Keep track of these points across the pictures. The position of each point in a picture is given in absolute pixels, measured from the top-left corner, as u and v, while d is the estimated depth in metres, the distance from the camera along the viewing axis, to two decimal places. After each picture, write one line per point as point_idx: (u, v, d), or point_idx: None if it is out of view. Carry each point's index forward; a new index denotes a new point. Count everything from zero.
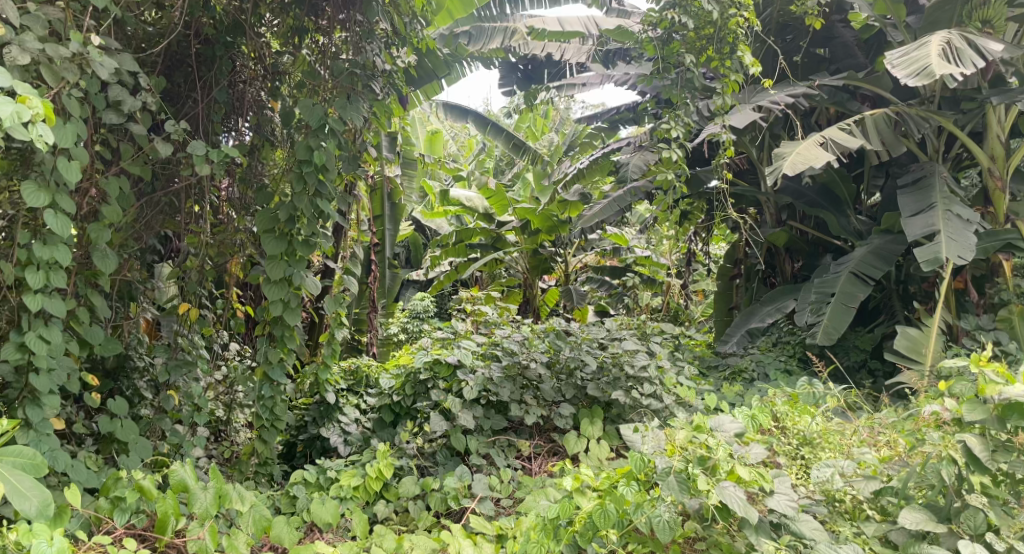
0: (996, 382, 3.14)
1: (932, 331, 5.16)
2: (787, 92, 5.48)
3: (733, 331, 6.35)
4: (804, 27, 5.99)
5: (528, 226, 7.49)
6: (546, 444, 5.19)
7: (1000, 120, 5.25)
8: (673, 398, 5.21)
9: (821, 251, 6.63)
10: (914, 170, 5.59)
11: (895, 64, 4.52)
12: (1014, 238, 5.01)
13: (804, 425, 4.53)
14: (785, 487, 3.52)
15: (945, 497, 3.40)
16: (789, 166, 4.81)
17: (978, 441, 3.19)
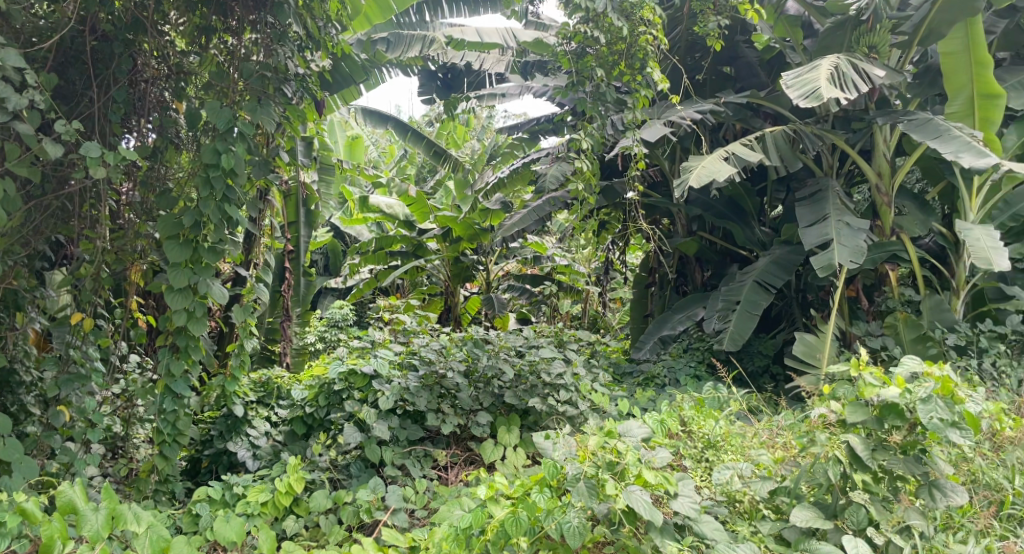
0: (874, 385, 3.45)
1: (828, 336, 5.46)
2: (696, 108, 5.68)
3: (646, 339, 6.59)
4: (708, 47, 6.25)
5: (449, 233, 7.33)
6: (463, 453, 5.20)
7: (887, 139, 5.61)
8: (588, 404, 5.29)
9: (729, 260, 6.90)
10: (811, 184, 5.91)
11: (788, 84, 4.78)
12: (898, 249, 5.39)
13: (709, 428, 4.71)
14: (689, 490, 3.64)
15: (832, 495, 3.63)
16: (694, 179, 5.05)
17: (860, 441, 3.48)
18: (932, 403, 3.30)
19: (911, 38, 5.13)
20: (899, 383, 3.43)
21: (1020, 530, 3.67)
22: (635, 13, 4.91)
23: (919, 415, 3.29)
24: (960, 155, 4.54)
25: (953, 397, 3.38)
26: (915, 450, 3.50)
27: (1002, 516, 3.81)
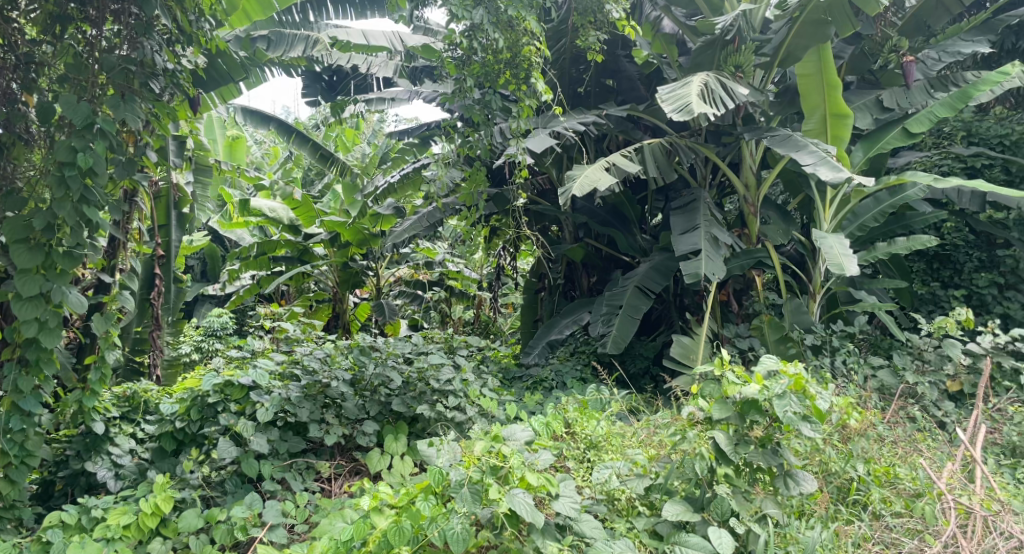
0: (735, 383, 3.71)
1: (702, 339, 5.77)
2: (579, 120, 5.85)
3: (535, 343, 6.67)
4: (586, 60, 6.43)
5: (338, 238, 7.16)
6: (347, 464, 5.07)
7: (753, 153, 6.01)
8: (476, 409, 5.30)
9: (613, 266, 7.15)
10: (685, 194, 6.25)
11: (663, 98, 5.02)
12: (763, 256, 5.79)
13: (591, 429, 4.87)
14: (569, 491, 3.72)
15: (699, 489, 3.84)
16: (578, 188, 5.20)
17: (724, 437, 3.72)
18: (786, 399, 3.60)
19: (772, 59, 5.57)
20: (758, 381, 3.69)
21: (863, 514, 4.05)
22: (517, 24, 5.01)
23: (776, 409, 3.59)
24: (816, 169, 4.93)
25: (803, 392, 3.69)
26: (770, 443, 3.81)
27: (848, 501, 4.18)
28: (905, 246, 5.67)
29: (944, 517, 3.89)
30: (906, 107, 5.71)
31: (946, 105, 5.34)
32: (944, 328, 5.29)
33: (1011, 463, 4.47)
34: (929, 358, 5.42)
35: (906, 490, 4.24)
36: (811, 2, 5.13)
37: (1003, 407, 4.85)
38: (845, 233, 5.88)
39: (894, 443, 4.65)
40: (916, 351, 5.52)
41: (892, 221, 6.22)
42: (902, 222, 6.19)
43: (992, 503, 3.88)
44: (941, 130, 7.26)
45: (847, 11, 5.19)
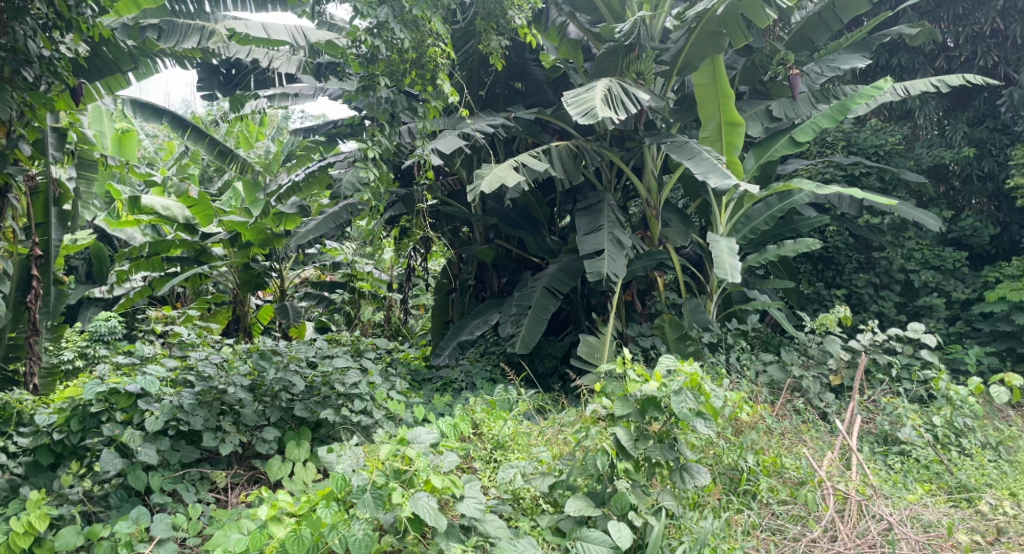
0: (635, 381, 3.82)
1: (607, 338, 5.91)
2: (487, 121, 5.84)
3: (445, 344, 6.59)
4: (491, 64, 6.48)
5: (238, 238, 6.86)
6: (246, 473, 4.88)
7: (654, 158, 6.22)
8: (384, 412, 5.18)
9: (524, 267, 7.21)
10: (591, 196, 6.40)
11: (568, 102, 5.10)
12: (663, 258, 6.09)
13: (498, 429, 4.87)
14: (474, 492, 3.72)
15: (600, 484, 3.93)
16: (486, 183, 5.22)
17: (625, 433, 3.84)
18: (682, 395, 3.73)
19: (671, 68, 5.76)
20: (658, 378, 3.81)
21: (752, 503, 4.26)
22: (422, 24, 4.99)
23: (673, 405, 3.72)
24: (708, 176, 5.16)
25: (698, 389, 3.85)
26: (668, 438, 3.95)
27: (739, 491, 4.38)
28: (793, 248, 6.00)
29: (824, 503, 4.15)
30: (792, 117, 6.06)
31: (827, 116, 5.70)
32: (826, 325, 5.64)
33: (883, 450, 4.83)
34: (813, 354, 5.72)
35: (791, 479, 4.49)
36: (706, 15, 5.33)
37: (878, 398, 5.23)
38: (739, 236, 6.17)
39: (782, 434, 4.92)
40: (802, 347, 5.86)
41: (781, 225, 6.58)
42: (789, 226, 6.56)
43: (865, 488, 4.17)
44: (825, 140, 7.72)
45: (739, 23, 5.41)
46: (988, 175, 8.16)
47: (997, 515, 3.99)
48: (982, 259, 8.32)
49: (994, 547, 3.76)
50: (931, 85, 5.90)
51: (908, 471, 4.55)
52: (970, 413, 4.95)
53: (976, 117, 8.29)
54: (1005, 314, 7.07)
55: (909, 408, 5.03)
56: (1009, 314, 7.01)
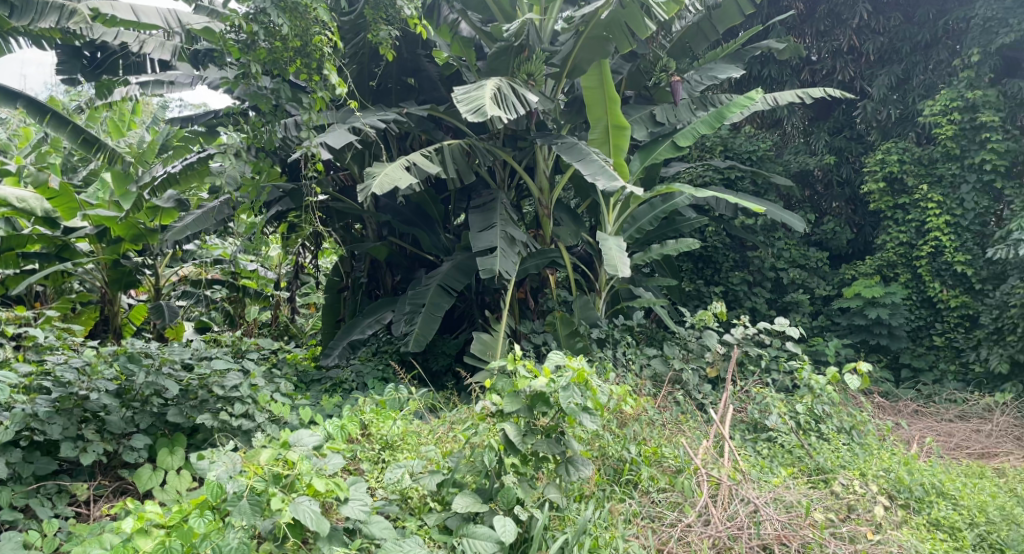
0: (526, 377, 3.85)
1: (500, 336, 5.92)
2: (378, 117, 5.72)
3: (335, 344, 6.42)
4: (382, 57, 6.37)
5: (105, 233, 6.24)
6: (111, 484, 4.54)
7: (546, 157, 6.32)
8: (267, 415, 4.80)
9: (417, 265, 7.15)
10: (484, 195, 6.42)
11: (458, 99, 5.06)
12: (555, 256, 6.21)
13: (387, 429, 4.66)
14: (359, 493, 3.60)
15: (488, 480, 3.94)
16: (377, 185, 5.06)
17: (514, 428, 3.88)
18: (570, 390, 3.82)
19: (560, 70, 5.87)
20: (546, 374, 3.87)
21: (633, 492, 4.40)
22: (306, 12, 4.80)
23: (561, 400, 3.79)
24: (597, 177, 5.31)
25: (585, 384, 3.94)
26: (555, 432, 4.01)
27: (621, 481, 4.50)
28: (675, 247, 6.30)
29: (699, 489, 4.36)
30: (674, 121, 6.33)
31: (705, 123, 5.96)
32: (704, 320, 5.98)
33: (753, 437, 5.14)
34: (692, 347, 6.04)
35: (670, 467, 4.66)
36: (592, 20, 5.46)
37: (749, 388, 5.56)
38: (626, 235, 6.38)
39: (663, 425, 5.12)
40: (682, 341, 6.17)
41: (665, 225, 6.87)
42: (673, 226, 6.87)
43: (735, 473, 4.44)
44: (704, 144, 8.14)
45: (624, 31, 5.56)
46: (846, 181, 8.89)
47: (848, 494, 4.33)
48: (841, 259, 9.02)
49: (845, 524, 4.09)
50: (797, 96, 6.32)
51: (774, 456, 4.89)
52: (827, 400, 5.35)
53: (836, 127, 9.02)
54: (859, 309, 7.85)
55: (776, 397, 5.35)
56: (863, 308, 7.79)
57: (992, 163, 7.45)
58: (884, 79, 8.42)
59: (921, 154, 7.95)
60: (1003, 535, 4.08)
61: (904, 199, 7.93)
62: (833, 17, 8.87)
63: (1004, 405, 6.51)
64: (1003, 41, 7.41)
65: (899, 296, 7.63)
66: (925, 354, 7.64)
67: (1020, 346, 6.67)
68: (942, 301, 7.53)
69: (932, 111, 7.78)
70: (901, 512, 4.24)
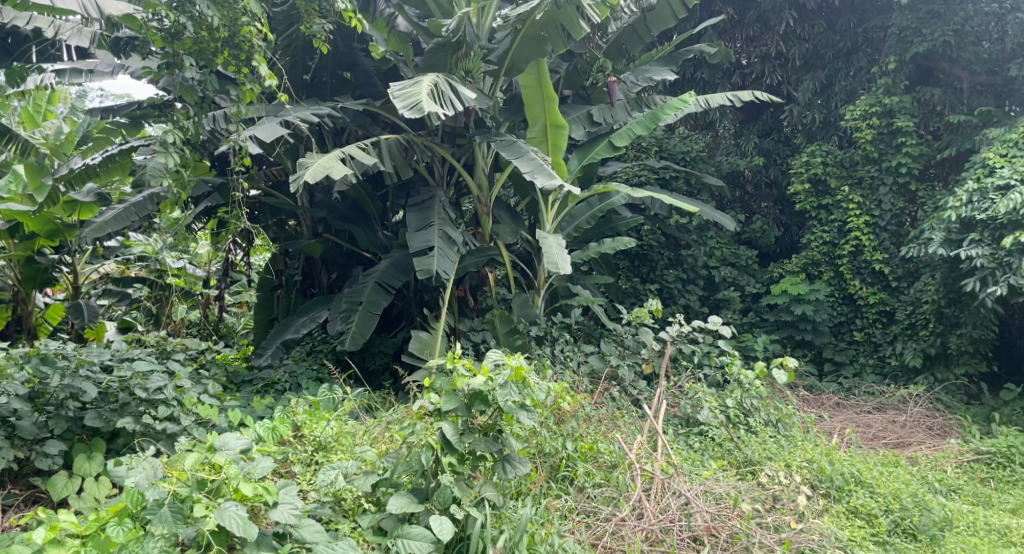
0: (463, 375, 3.82)
1: (438, 334, 5.87)
2: (312, 110, 5.59)
3: (268, 343, 6.27)
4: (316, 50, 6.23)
5: (18, 227, 5.93)
6: (23, 493, 4.28)
7: (484, 155, 6.30)
8: (193, 418, 4.60)
9: (354, 263, 7.03)
10: (422, 192, 6.37)
11: (394, 95, 4.99)
12: (494, 254, 6.20)
13: (320, 430, 4.52)
14: (290, 497, 3.49)
15: (424, 479, 3.88)
16: (310, 177, 4.95)
17: (451, 427, 3.81)
18: (508, 388, 3.81)
19: (498, 68, 5.86)
20: (484, 372, 3.84)
21: (569, 488, 4.42)
22: (235, 1, 4.63)
23: (498, 398, 3.78)
24: (535, 175, 5.33)
25: (523, 382, 3.93)
26: (493, 431, 3.97)
27: (558, 477, 4.50)
28: (612, 246, 6.39)
29: (633, 483, 4.43)
30: (611, 121, 6.44)
31: (641, 124, 6.06)
32: (640, 318, 6.09)
33: (686, 431, 5.26)
34: (628, 344, 6.15)
35: (605, 462, 4.71)
36: (528, 18, 5.48)
37: (682, 384, 5.68)
38: (564, 234, 6.43)
39: (599, 421, 5.17)
40: (618, 338, 6.27)
41: (602, 224, 6.97)
42: (610, 225, 6.98)
43: (668, 467, 4.55)
44: (641, 144, 8.28)
45: (560, 30, 5.60)
46: (774, 182, 9.19)
47: (774, 484, 4.49)
48: (769, 257, 9.35)
49: (770, 513, 4.23)
50: (728, 99, 6.47)
51: (705, 450, 5.03)
52: (755, 394, 5.53)
53: (764, 129, 9.33)
54: (786, 305, 8.17)
55: (707, 392, 5.50)
56: (789, 305, 8.12)
57: (906, 166, 7.86)
58: (809, 84, 8.75)
59: (843, 157, 8.30)
60: (915, 521, 4.32)
61: (827, 200, 8.26)
62: (761, 23, 9.15)
63: (917, 396, 6.86)
64: (917, 50, 7.80)
65: (822, 293, 7.95)
66: (846, 348, 7.97)
67: (932, 339, 7.18)
68: (863, 298, 7.89)
69: (853, 116, 8.11)
70: (822, 501, 4.43)
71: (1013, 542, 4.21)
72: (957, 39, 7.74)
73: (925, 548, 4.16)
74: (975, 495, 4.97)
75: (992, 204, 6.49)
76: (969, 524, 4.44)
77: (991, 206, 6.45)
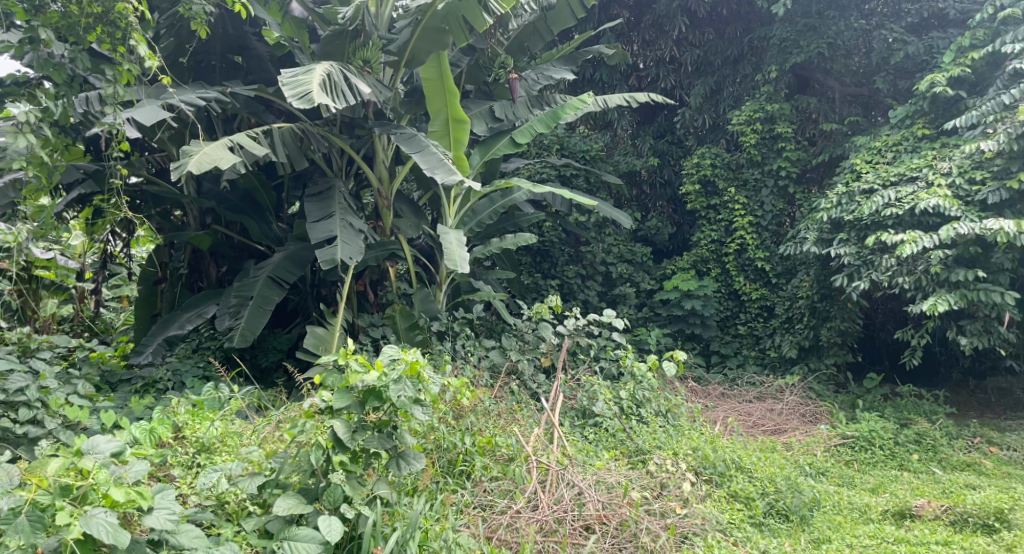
0: (358, 371, 3.70)
1: (336, 329, 5.73)
2: (198, 94, 5.33)
3: (149, 340, 5.91)
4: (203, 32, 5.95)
5: None
6: None
7: (385, 147, 6.20)
8: (59, 421, 4.24)
9: (246, 256, 6.74)
10: (319, 183, 6.19)
11: (284, 83, 4.82)
12: (395, 248, 6.11)
13: (203, 431, 4.27)
14: (166, 501, 3.24)
15: (314, 479, 3.72)
16: (195, 165, 4.70)
17: (342, 425, 3.68)
18: (402, 384, 3.73)
19: (398, 59, 5.80)
20: (378, 368, 3.73)
21: (465, 482, 4.38)
22: None
23: (391, 394, 3.69)
24: (435, 171, 5.28)
25: (418, 376, 3.86)
26: (387, 427, 3.88)
27: (455, 472, 4.45)
28: (513, 242, 6.45)
29: (529, 475, 4.48)
30: (512, 118, 6.51)
31: (542, 122, 6.14)
32: (540, 313, 6.17)
33: (581, 423, 5.38)
34: (528, 339, 6.22)
35: (502, 456, 4.69)
36: (428, 10, 5.46)
37: (579, 377, 5.81)
38: (466, 229, 6.42)
39: (498, 415, 5.17)
40: (518, 333, 6.33)
41: (504, 220, 7.03)
42: (512, 221, 7.04)
43: (563, 459, 4.64)
44: (542, 142, 8.39)
45: (461, 24, 5.61)
46: (668, 182, 9.58)
47: (661, 472, 4.67)
48: (663, 254, 9.76)
49: (657, 500, 4.39)
50: (625, 100, 6.66)
51: (599, 440, 5.16)
52: (647, 386, 5.79)
53: (659, 131, 9.71)
54: (677, 301, 8.49)
55: (602, 384, 5.67)
56: (680, 300, 8.43)
57: (786, 169, 8.39)
58: (700, 89, 9.17)
59: (730, 159, 8.74)
60: (787, 503, 4.63)
61: (716, 200, 8.69)
62: (656, 28, 9.49)
63: (792, 385, 7.32)
64: (795, 60, 8.29)
65: (710, 288, 8.36)
66: (731, 341, 8.41)
67: (806, 333, 7.71)
68: (746, 293, 8.36)
69: (739, 120, 8.54)
70: (705, 487, 4.66)
71: (872, 518, 4.58)
72: (830, 52, 8.32)
73: (796, 527, 4.45)
74: (840, 476, 5.39)
75: (858, 206, 7.04)
76: (834, 504, 4.80)
77: (857, 209, 7.01)
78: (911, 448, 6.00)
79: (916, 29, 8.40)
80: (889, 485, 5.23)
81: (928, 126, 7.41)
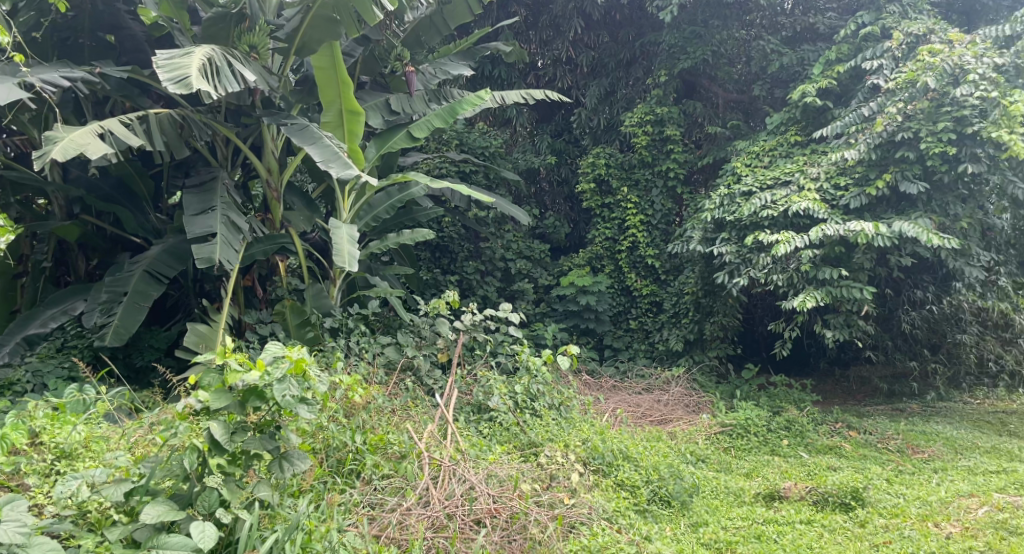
0: (237, 370, 3.48)
1: (219, 326, 5.47)
2: (63, 74, 4.98)
3: (6, 339, 5.48)
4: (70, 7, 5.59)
5: None
6: None
7: (273, 137, 5.98)
8: None
9: (121, 248, 6.32)
10: (201, 173, 5.88)
11: (160, 64, 4.55)
12: (285, 242, 5.90)
13: (63, 436, 3.95)
14: (16, 513, 2.97)
15: (188, 483, 3.52)
16: (59, 152, 4.34)
17: (220, 427, 3.49)
18: (285, 383, 3.53)
19: (287, 46, 5.61)
20: (260, 367, 3.53)
21: (355, 482, 4.27)
22: None
23: (275, 394, 3.50)
24: (328, 164, 5.13)
25: (304, 375, 3.65)
26: (269, 428, 3.72)
27: (344, 472, 4.32)
28: (410, 237, 6.37)
29: (420, 472, 4.44)
30: (409, 112, 6.43)
31: (439, 117, 6.10)
32: (437, 308, 6.12)
33: (476, 417, 5.40)
34: (424, 334, 6.18)
35: (394, 453, 4.61)
36: None
37: (475, 372, 5.83)
38: (361, 223, 6.28)
39: (391, 412, 5.09)
40: (415, 329, 6.27)
41: (401, 214, 6.94)
42: (409, 215, 6.96)
43: (455, 454, 4.63)
44: (441, 137, 8.36)
45: (353, 14, 5.50)
46: (564, 180, 9.79)
47: (551, 464, 4.76)
48: (560, 251, 9.95)
49: (545, 491, 4.47)
50: (522, 97, 6.72)
51: (493, 435, 5.20)
52: (541, 379, 5.85)
53: (557, 130, 9.89)
54: (573, 296, 8.69)
55: (497, 379, 5.71)
56: (576, 295, 8.63)
57: (673, 171, 8.76)
58: (595, 90, 9.40)
59: (622, 160, 9.02)
60: (670, 489, 4.82)
61: (609, 199, 8.95)
62: (552, 29, 9.64)
63: (678, 377, 7.66)
64: (683, 65, 8.68)
65: (603, 285, 8.62)
66: (623, 335, 8.67)
67: (691, 327, 8.09)
68: (638, 290, 8.66)
69: (631, 122, 8.84)
70: (593, 477, 4.79)
71: (745, 501, 4.85)
72: (714, 59, 8.74)
73: (676, 512, 4.65)
74: (718, 462, 5.69)
75: (737, 207, 7.45)
76: (711, 488, 5.07)
77: (737, 210, 7.40)
78: (781, 434, 6.40)
79: (791, 42, 8.99)
80: (761, 469, 5.57)
81: (800, 133, 7.93)
